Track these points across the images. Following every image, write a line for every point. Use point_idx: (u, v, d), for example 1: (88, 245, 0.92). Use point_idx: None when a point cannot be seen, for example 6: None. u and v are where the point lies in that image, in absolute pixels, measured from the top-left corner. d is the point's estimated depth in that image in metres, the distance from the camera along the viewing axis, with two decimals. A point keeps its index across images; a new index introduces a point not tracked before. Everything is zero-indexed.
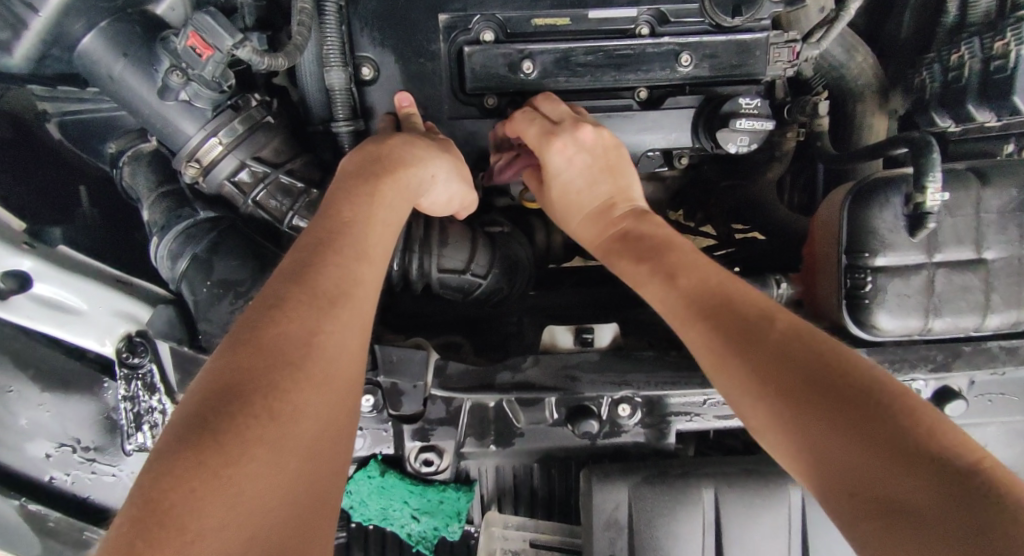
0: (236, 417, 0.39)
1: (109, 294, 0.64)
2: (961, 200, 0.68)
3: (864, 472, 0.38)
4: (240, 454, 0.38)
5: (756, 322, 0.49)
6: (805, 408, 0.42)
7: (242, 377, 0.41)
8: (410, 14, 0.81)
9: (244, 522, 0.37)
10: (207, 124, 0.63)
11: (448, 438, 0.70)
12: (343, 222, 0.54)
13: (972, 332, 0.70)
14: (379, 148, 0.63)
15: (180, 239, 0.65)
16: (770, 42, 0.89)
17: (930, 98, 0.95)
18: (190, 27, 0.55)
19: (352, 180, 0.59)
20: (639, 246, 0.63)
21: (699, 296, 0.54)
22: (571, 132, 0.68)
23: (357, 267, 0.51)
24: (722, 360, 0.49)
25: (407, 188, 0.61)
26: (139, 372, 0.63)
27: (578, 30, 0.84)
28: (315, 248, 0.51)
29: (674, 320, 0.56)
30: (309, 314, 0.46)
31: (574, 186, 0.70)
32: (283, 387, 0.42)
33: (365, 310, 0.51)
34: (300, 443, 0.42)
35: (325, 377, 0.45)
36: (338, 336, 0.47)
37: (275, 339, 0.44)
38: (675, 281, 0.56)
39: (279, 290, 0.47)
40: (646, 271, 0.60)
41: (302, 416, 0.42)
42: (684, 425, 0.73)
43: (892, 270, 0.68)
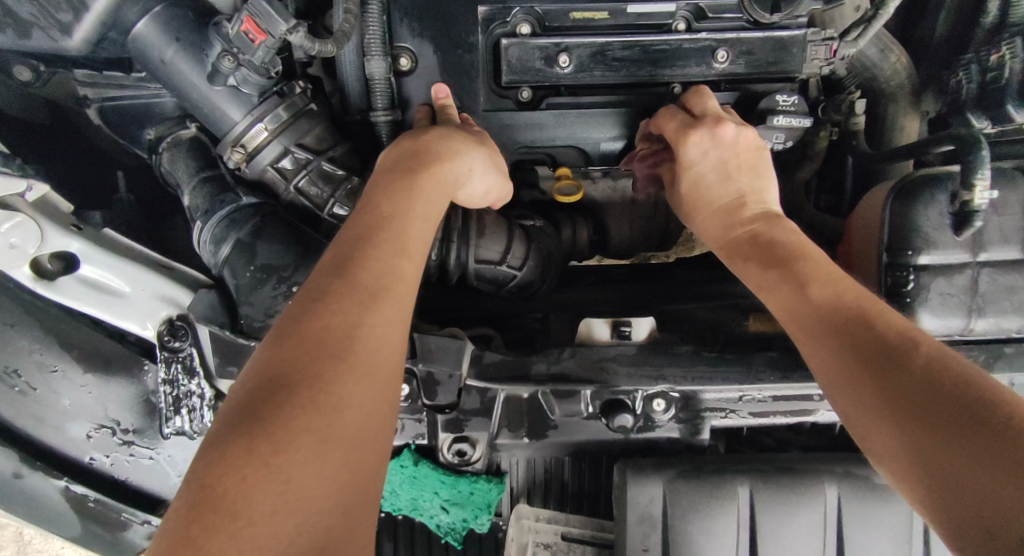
0: (283, 407, 0.38)
1: (153, 278, 0.64)
2: (1009, 199, 0.67)
3: (986, 492, 0.36)
4: (285, 443, 0.37)
5: (885, 335, 0.48)
6: (924, 421, 0.41)
7: (293, 369, 0.40)
8: (450, 6, 0.81)
9: (292, 514, 0.35)
10: (254, 110, 0.63)
11: (482, 429, 0.70)
12: (381, 218, 0.52)
13: (1014, 333, 0.69)
14: (416, 142, 0.61)
15: (223, 224, 0.65)
16: (807, 40, 0.88)
17: (966, 98, 0.94)
18: (245, 12, 0.55)
19: (390, 175, 0.57)
20: (758, 251, 0.63)
21: (828, 314, 0.53)
22: (711, 127, 0.70)
23: (395, 260, 0.49)
24: (845, 377, 0.48)
25: (445, 181, 0.59)
26: (179, 356, 0.64)
27: (616, 24, 0.84)
28: (355, 241, 0.49)
29: (799, 335, 0.55)
30: (353, 306, 0.44)
31: (706, 181, 0.71)
32: (329, 378, 0.40)
33: (405, 304, 0.48)
34: (348, 434, 0.40)
35: (369, 368, 0.43)
36: (380, 329, 0.45)
37: (321, 330, 0.43)
38: (804, 291, 0.56)
39: (319, 285, 0.46)
40: (775, 277, 0.60)
41: (347, 407, 0.40)
42: (719, 421, 0.71)
43: (935, 268, 0.67)
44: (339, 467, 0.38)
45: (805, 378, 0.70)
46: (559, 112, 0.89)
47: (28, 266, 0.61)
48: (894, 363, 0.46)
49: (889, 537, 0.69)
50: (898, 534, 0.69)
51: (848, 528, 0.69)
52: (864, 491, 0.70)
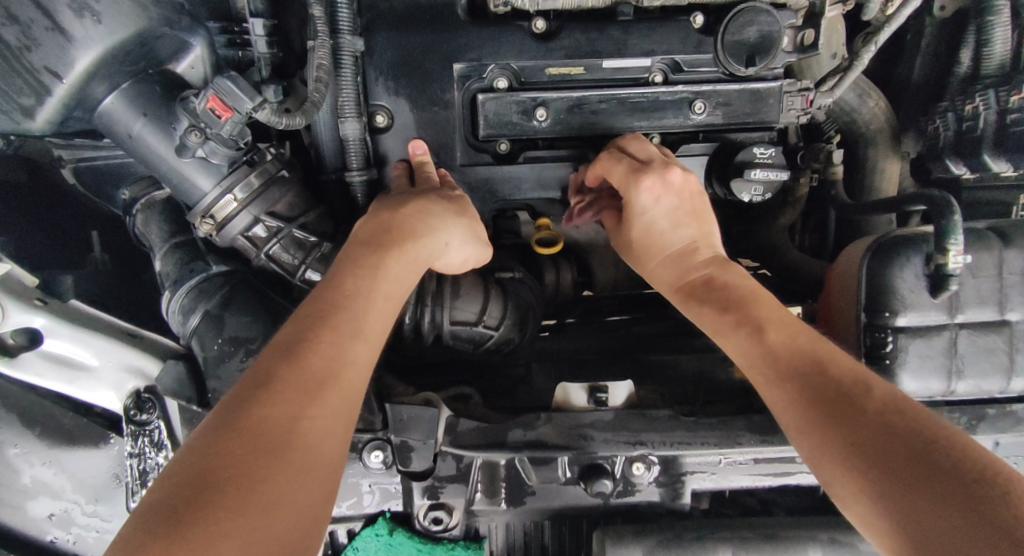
0: (213, 507, 0.36)
1: (120, 350, 0.63)
2: (984, 261, 0.66)
3: (955, 543, 0.38)
4: (212, 543, 0.34)
5: (840, 380, 0.52)
6: (901, 478, 0.43)
7: (227, 463, 0.38)
8: (425, 64, 0.82)
9: None
10: (223, 180, 0.62)
11: (458, 496, 0.68)
12: (344, 295, 0.51)
13: (997, 394, 0.68)
14: (393, 216, 0.60)
15: (192, 295, 0.65)
16: (784, 90, 0.88)
17: (944, 145, 0.94)
18: (210, 90, 0.55)
19: (360, 250, 0.56)
20: (716, 297, 0.64)
21: (788, 357, 0.56)
22: (660, 172, 0.68)
23: (352, 344, 0.48)
24: (811, 427, 0.51)
25: (417, 258, 0.58)
26: (147, 429, 0.63)
27: (592, 79, 0.85)
28: (311, 322, 0.48)
29: (756, 377, 0.58)
30: (298, 396, 0.43)
31: (658, 227, 0.69)
32: (264, 473, 0.39)
33: (355, 391, 0.47)
34: (275, 537, 0.37)
35: (307, 465, 0.41)
36: (321, 422, 0.43)
37: (261, 422, 0.41)
38: (763, 336, 0.58)
39: (266, 370, 0.45)
40: (731, 322, 0.61)
41: (279, 507, 0.38)
42: (700, 484, 0.70)
43: (913, 330, 0.66)
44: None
45: (785, 440, 0.69)
46: (537, 165, 0.89)
47: None
48: (862, 412, 0.48)
49: None
50: None
51: None
52: None
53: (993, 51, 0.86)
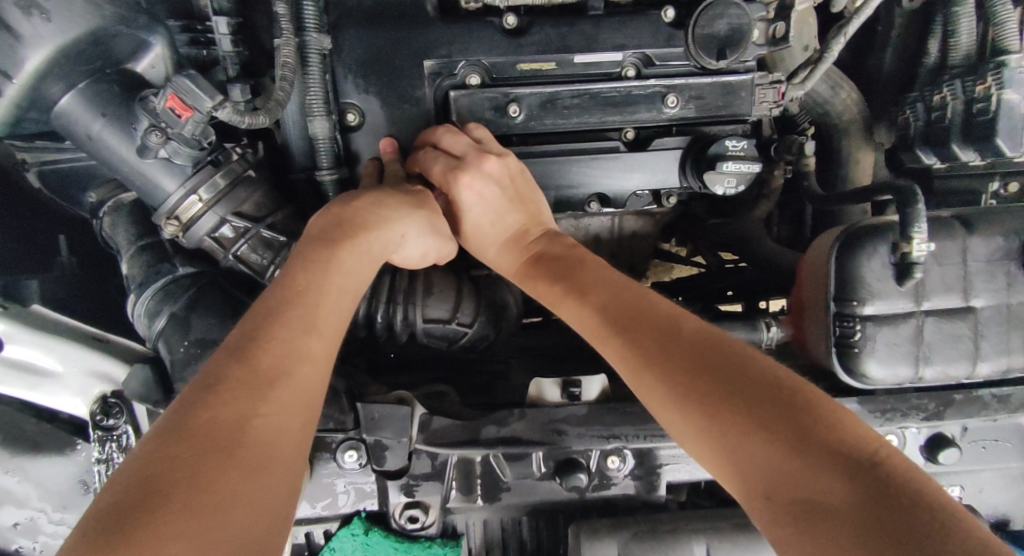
0: (157, 514, 0.35)
1: (84, 354, 0.63)
2: (947, 248, 0.67)
3: (783, 474, 0.42)
4: (158, 547, 0.34)
5: (657, 321, 0.55)
6: (724, 410, 0.46)
7: (172, 469, 0.38)
8: (395, 62, 0.81)
9: None
10: (187, 180, 0.62)
11: (434, 493, 0.68)
12: (295, 292, 0.51)
13: (963, 380, 0.69)
14: (344, 210, 0.59)
15: (157, 297, 0.64)
16: (756, 83, 0.89)
17: (914, 135, 0.94)
18: (169, 89, 0.55)
19: (311, 246, 0.55)
20: (547, 270, 0.68)
21: (612, 307, 0.58)
22: (475, 166, 0.72)
23: (304, 340, 0.48)
24: (639, 372, 0.53)
25: (370, 251, 0.58)
26: (114, 434, 0.63)
27: (564, 74, 0.85)
28: (259, 321, 0.47)
29: (590, 332, 0.60)
30: (246, 395, 0.43)
31: (484, 217, 0.74)
32: (209, 471, 0.38)
33: (312, 386, 0.47)
34: (229, 538, 0.36)
35: (260, 464, 0.41)
36: (274, 419, 0.43)
37: (205, 424, 0.40)
38: (586, 296, 0.61)
39: (216, 374, 0.44)
40: (561, 290, 0.65)
41: (230, 508, 0.37)
42: (674, 475, 0.71)
43: (881, 318, 0.67)
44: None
45: None
46: None
47: None
48: (680, 350, 0.51)
49: None
50: None
51: None
52: None
53: (959, 41, 0.87)
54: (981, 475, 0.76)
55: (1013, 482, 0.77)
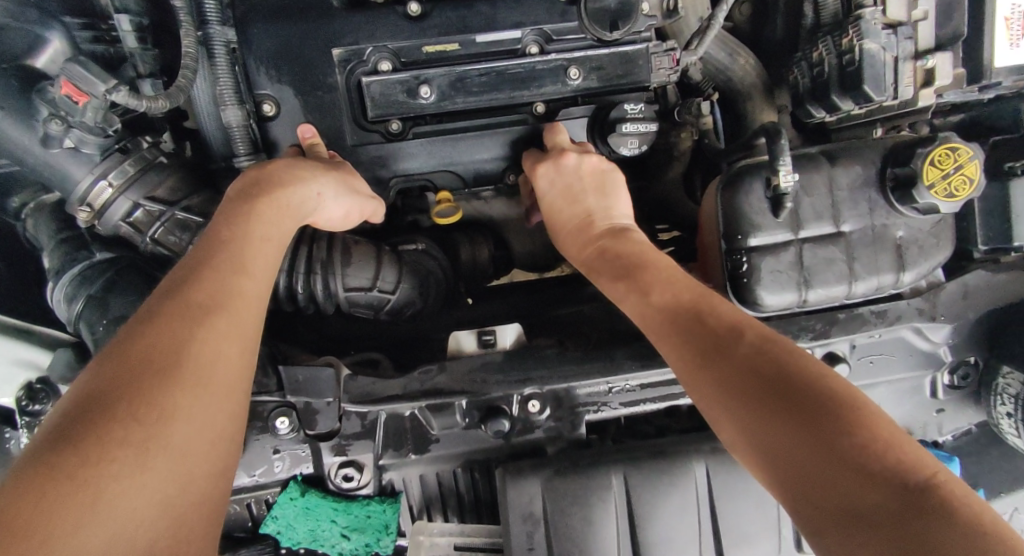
0: (99, 424, 0.41)
1: (8, 346, 0.67)
2: (814, 181, 0.74)
3: (820, 479, 0.43)
4: (100, 455, 0.40)
5: (715, 326, 0.56)
6: (770, 414, 0.47)
7: (117, 388, 0.43)
8: (304, 52, 0.85)
9: (105, 524, 0.38)
10: (95, 168, 0.66)
11: (366, 451, 0.72)
12: (219, 242, 0.56)
13: (844, 299, 0.76)
14: (260, 172, 0.64)
15: (75, 282, 0.68)
16: (651, 52, 0.95)
17: (802, 92, 1.00)
18: (63, 77, 0.59)
19: (231, 204, 0.60)
20: (613, 264, 0.70)
21: (673, 311, 0.60)
22: (555, 159, 0.78)
23: (234, 282, 0.53)
24: (693, 372, 0.55)
25: (287, 206, 0.63)
26: (41, 419, 0.65)
27: (468, 54, 0.89)
28: (190, 267, 0.53)
29: (650, 332, 0.62)
30: (183, 324, 0.48)
31: (556, 204, 0.80)
32: (151, 389, 0.44)
33: (246, 318, 0.53)
34: (171, 444, 0.43)
35: (201, 382, 0.47)
36: (212, 343, 0.49)
37: (146, 349, 0.46)
38: (647, 297, 0.63)
39: (152, 310, 0.49)
40: (622, 288, 0.67)
41: (173, 416, 0.44)
42: (594, 415, 0.75)
43: (764, 249, 0.73)
44: (163, 480, 0.42)
45: (665, 363, 0.75)
46: (427, 140, 0.92)
47: None
48: (734, 355, 0.53)
49: (756, 502, 0.75)
50: (765, 499, 0.75)
51: (717, 497, 0.74)
52: (730, 462, 0.75)
53: (826, 2, 0.94)
54: (879, 391, 0.81)
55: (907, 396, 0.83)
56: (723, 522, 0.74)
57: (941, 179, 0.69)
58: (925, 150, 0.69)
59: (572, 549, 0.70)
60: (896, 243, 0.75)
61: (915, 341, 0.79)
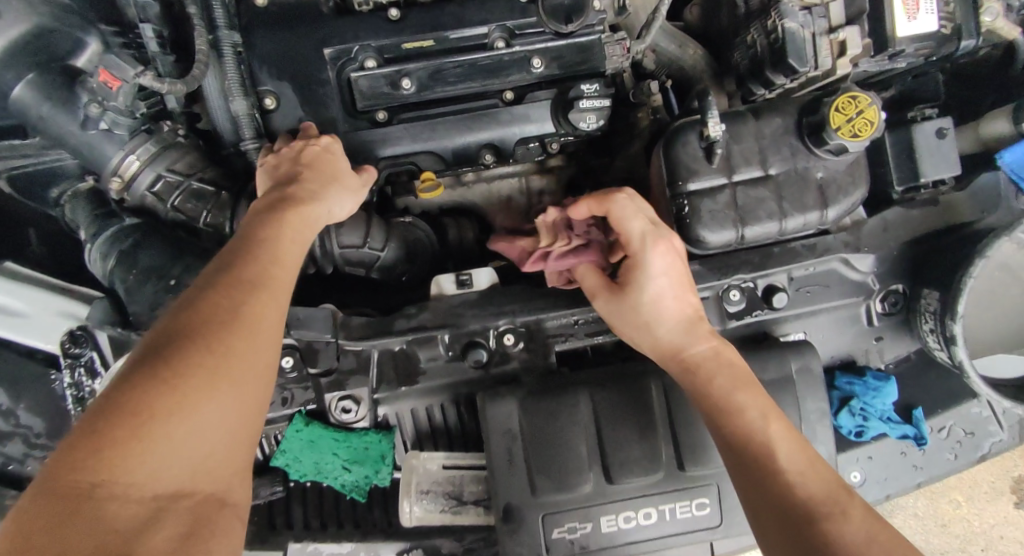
0: (173, 362, 0.46)
1: (51, 298, 0.78)
2: (742, 132, 0.85)
3: None
4: (177, 390, 0.45)
5: (825, 485, 0.59)
6: None
7: (186, 336, 0.48)
8: (300, 52, 0.98)
9: (180, 446, 0.44)
10: (126, 145, 0.78)
11: (362, 385, 0.82)
12: (259, 235, 0.60)
13: (777, 235, 0.86)
14: (281, 192, 0.69)
15: (108, 242, 0.79)
16: (604, 41, 1.06)
17: (744, 72, 1.13)
18: (100, 66, 0.72)
19: (263, 212, 0.64)
20: (721, 373, 0.71)
21: (782, 448, 0.62)
22: (668, 237, 0.77)
23: (276, 265, 0.58)
24: (787, 517, 0.57)
25: (308, 219, 0.67)
26: (82, 360, 0.76)
27: (442, 49, 1.02)
28: (240, 250, 0.57)
29: (744, 458, 0.63)
30: (237, 291, 0.52)
31: (666, 291, 0.75)
32: (217, 338, 0.49)
33: (286, 294, 0.57)
34: (231, 385, 0.48)
35: (254, 337, 0.51)
36: (262, 310, 0.53)
37: (208, 306, 0.50)
38: (766, 421, 0.65)
39: (208, 277, 0.53)
40: (732, 400, 0.68)
41: (235, 363, 0.49)
42: (562, 346, 0.85)
43: (703, 192, 0.84)
44: (224, 417, 0.47)
45: None
46: (410, 124, 1.05)
47: None
48: (843, 523, 0.55)
49: None
50: None
51: (675, 412, 0.82)
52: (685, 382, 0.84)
53: None
54: (819, 319, 0.91)
55: (847, 325, 0.93)
56: (683, 434, 0.82)
57: (846, 122, 0.80)
58: (830, 99, 0.81)
59: (545, 458, 0.79)
60: (818, 183, 0.86)
61: (846, 271, 0.89)
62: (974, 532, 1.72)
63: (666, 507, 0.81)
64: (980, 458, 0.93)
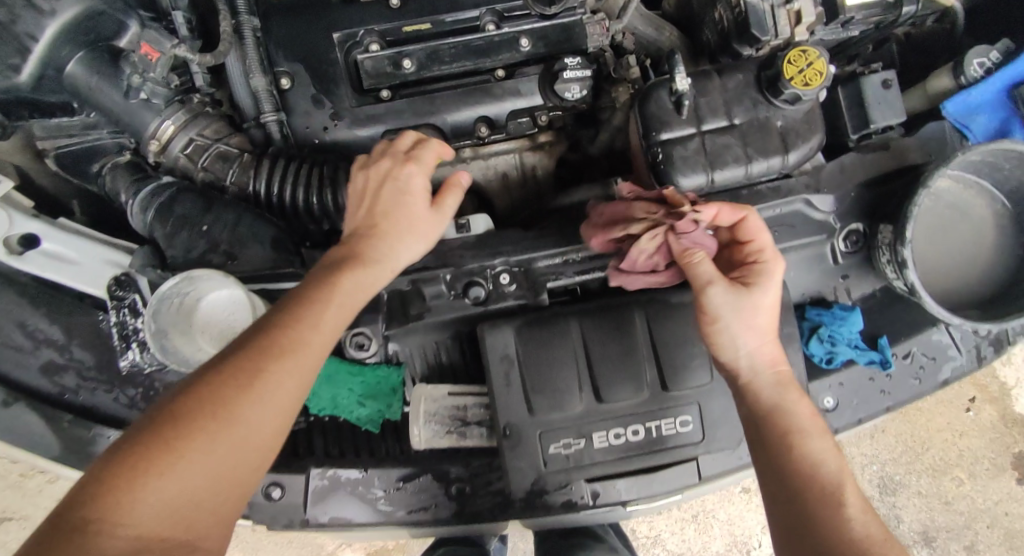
0: (184, 419, 0.59)
1: (101, 249, 0.88)
2: (708, 87, 0.95)
3: None
4: (179, 444, 0.58)
5: (877, 527, 0.70)
6: None
7: (204, 396, 0.61)
8: (311, 36, 1.10)
9: (173, 494, 0.56)
10: (162, 113, 0.90)
11: (372, 323, 0.93)
12: (305, 298, 0.71)
13: (745, 179, 0.95)
14: (347, 252, 0.79)
15: (148, 196, 0.89)
16: (584, 21, 1.17)
17: (714, 47, 1.22)
18: (143, 41, 0.84)
19: (321, 273, 0.76)
20: (800, 406, 0.80)
21: (846, 487, 0.73)
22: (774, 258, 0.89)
23: (306, 334, 0.69)
24: (840, 539, 0.68)
25: (361, 282, 0.77)
26: (126, 302, 0.85)
27: (438, 30, 1.14)
28: (279, 315, 0.69)
29: (812, 480, 0.73)
30: (258, 358, 0.64)
31: (771, 308, 0.84)
32: (225, 401, 0.61)
33: (306, 362, 0.68)
34: (224, 444, 0.60)
35: (256, 404, 0.62)
36: (274, 380, 0.64)
37: (231, 370, 0.63)
38: (839, 457, 0.76)
39: (244, 341, 0.67)
40: (815, 428, 0.78)
41: (233, 425, 0.60)
42: (554, 283, 0.95)
43: (674, 141, 0.94)
44: (212, 470, 0.59)
45: None
46: (411, 99, 1.15)
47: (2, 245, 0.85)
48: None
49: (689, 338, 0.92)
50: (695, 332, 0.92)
51: (657, 338, 0.91)
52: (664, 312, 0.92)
53: None
54: (791, 257, 0.99)
55: (816, 264, 1.01)
56: (665, 358, 0.91)
57: (798, 73, 0.89)
58: (783, 53, 0.90)
59: (540, 380, 0.88)
60: (779, 130, 0.95)
61: (810, 212, 0.98)
62: (977, 509, 1.87)
63: (652, 425, 0.89)
64: (945, 382, 1.00)
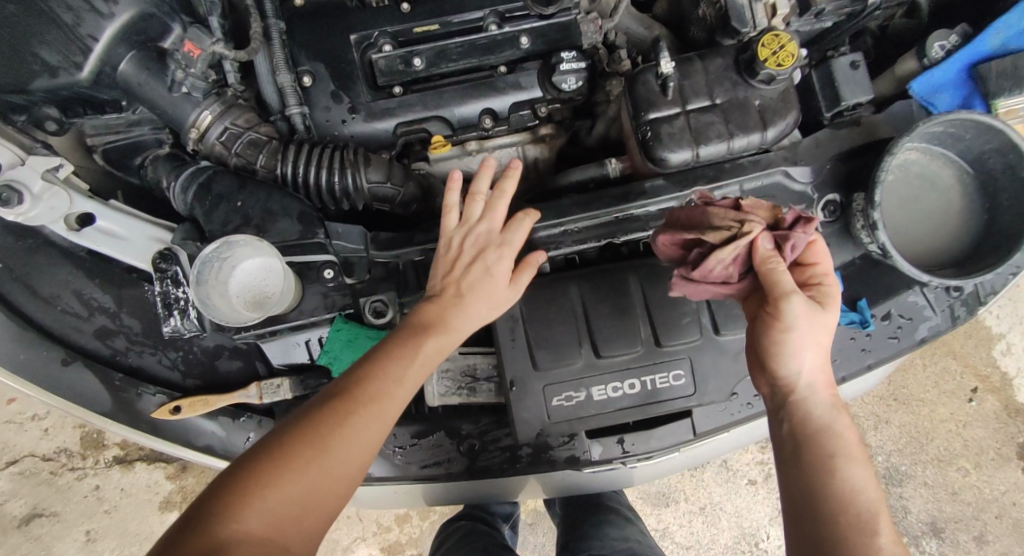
0: (290, 445, 0.69)
1: (148, 226, 0.97)
2: (691, 72, 1.05)
3: None
4: (285, 467, 0.67)
5: None
6: None
7: (307, 428, 0.70)
8: (330, 38, 1.21)
9: (276, 508, 0.64)
10: (200, 105, 1.01)
11: (389, 291, 0.99)
12: (390, 349, 0.81)
13: (727, 153, 1.05)
14: (430, 315, 0.87)
15: (187, 179, 1.00)
16: (579, 20, 1.26)
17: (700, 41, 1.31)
18: (185, 39, 0.95)
19: (405, 330, 0.84)
20: (844, 437, 0.75)
21: (877, 525, 0.69)
22: None
23: (391, 385, 0.78)
24: None
25: (440, 345, 0.85)
26: (169, 273, 0.95)
27: (445, 30, 1.25)
28: (368, 365, 0.79)
29: (843, 509, 0.70)
30: (351, 401, 0.74)
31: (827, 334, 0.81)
32: (325, 435, 0.70)
33: (389, 410, 0.77)
34: (321, 471, 0.68)
35: (348, 439, 0.71)
36: (364, 423, 0.73)
37: (329, 409, 0.72)
38: (874, 494, 0.71)
39: (340, 385, 0.76)
40: (855, 458, 0.73)
41: (329, 454, 0.70)
42: (554, 253, 1.03)
43: (661, 120, 1.03)
44: (308, 493, 0.67)
45: (599, 207, 1.05)
46: (421, 94, 1.24)
47: (62, 222, 0.96)
48: None
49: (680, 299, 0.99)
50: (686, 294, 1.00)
51: (650, 299, 0.99)
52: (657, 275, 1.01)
53: None
54: None
55: None
56: (658, 316, 0.99)
57: (772, 55, 0.99)
58: (758, 38, 1.00)
59: (542, 336, 0.97)
60: (757, 109, 1.04)
61: (788, 182, 1.06)
62: (985, 499, 1.91)
63: (647, 378, 0.97)
64: (921, 340, 1.08)
